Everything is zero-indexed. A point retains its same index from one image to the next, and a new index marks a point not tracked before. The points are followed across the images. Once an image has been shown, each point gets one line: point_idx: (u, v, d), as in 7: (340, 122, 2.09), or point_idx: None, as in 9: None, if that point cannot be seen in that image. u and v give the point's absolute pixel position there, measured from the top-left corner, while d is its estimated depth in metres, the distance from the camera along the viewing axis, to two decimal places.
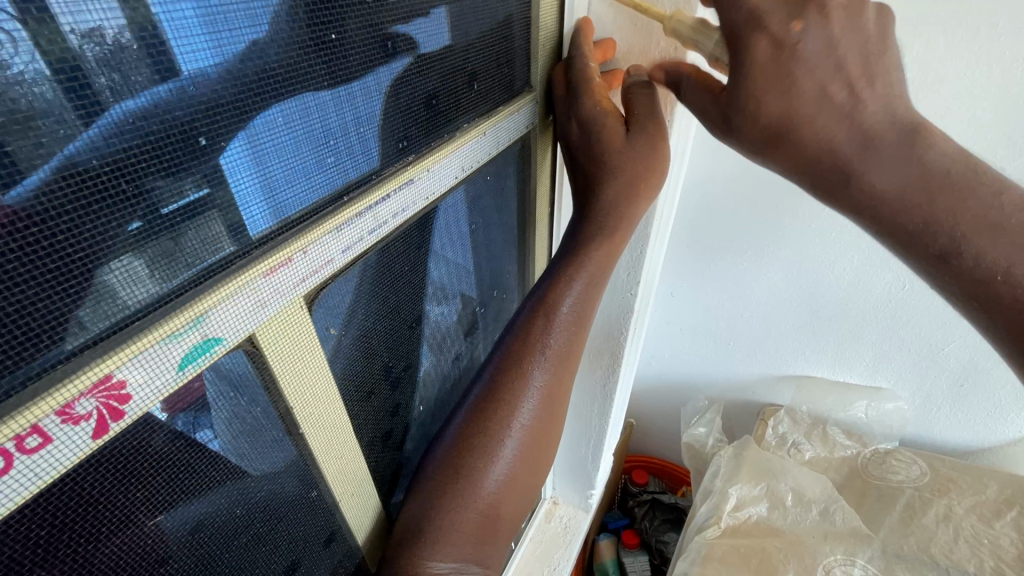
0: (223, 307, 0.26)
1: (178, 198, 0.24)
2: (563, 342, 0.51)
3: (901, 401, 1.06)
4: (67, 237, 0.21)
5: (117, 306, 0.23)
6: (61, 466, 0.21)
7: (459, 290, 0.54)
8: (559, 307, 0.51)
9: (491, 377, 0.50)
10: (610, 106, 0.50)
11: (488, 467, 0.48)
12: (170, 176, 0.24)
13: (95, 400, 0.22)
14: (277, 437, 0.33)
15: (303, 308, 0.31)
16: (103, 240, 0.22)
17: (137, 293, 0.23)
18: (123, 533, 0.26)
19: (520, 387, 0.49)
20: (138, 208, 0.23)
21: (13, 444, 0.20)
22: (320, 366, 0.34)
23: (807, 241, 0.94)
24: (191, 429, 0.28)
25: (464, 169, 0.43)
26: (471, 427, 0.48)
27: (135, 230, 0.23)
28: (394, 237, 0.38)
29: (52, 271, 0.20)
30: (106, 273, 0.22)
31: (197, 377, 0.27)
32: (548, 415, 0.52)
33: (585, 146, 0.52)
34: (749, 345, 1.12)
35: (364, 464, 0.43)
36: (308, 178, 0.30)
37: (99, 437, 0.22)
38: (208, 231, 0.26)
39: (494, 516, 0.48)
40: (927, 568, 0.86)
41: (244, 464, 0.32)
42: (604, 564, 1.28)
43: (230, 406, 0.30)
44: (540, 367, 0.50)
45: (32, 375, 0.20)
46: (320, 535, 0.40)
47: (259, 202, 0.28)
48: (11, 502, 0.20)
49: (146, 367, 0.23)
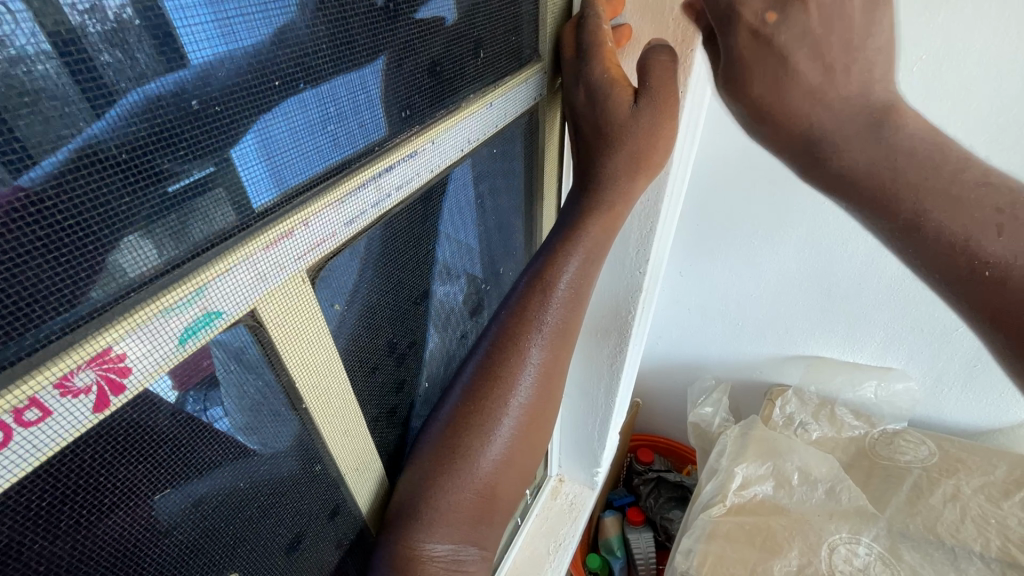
0: (222, 279, 0.25)
1: (183, 177, 0.24)
2: (560, 318, 0.51)
3: (911, 382, 1.05)
4: (74, 217, 0.20)
5: (115, 281, 0.22)
6: (62, 439, 0.21)
7: (465, 268, 0.53)
8: (557, 281, 0.50)
9: (486, 353, 0.49)
10: (619, 75, 0.49)
11: (485, 448, 0.47)
12: (178, 156, 0.23)
13: (93, 373, 0.21)
14: (283, 413, 0.33)
15: (305, 283, 0.31)
16: (102, 215, 0.21)
17: (136, 269, 0.23)
18: (126, 507, 0.26)
19: (517, 365, 0.49)
20: (138, 185, 0.22)
21: (12, 417, 0.19)
22: (323, 340, 0.33)
23: (820, 219, 0.92)
24: (202, 409, 0.28)
25: (470, 142, 0.42)
26: (466, 405, 0.48)
27: (145, 211, 0.22)
28: (398, 209, 0.37)
29: (50, 246, 0.20)
30: (111, 253, 0.22)
31: (205, 355, 0.27)
32: (544, 395, 0.51)
33: (592, 116, 0.50)
34: (757, 325, 1.11)
35: (370, 440, 0.43)
36: (308, 149, 0.29)
37: (99, 411, 0.22)
38: (210, 210, 0.25)
39: (490, 497, 0.48)
40: (934, 547, 0.86)
41: (249, 441, 0.32)
42: (609, 539, 1.31)
43: (241, 384, 0.30)
44: (538, 344, 0.50)
45: (30, 348, 0.20)
46: (324, 509, 0.40)
47: (260, 174, 0.27)
48: (11, 476, 0.20)
49: (145, 340, 0.23)
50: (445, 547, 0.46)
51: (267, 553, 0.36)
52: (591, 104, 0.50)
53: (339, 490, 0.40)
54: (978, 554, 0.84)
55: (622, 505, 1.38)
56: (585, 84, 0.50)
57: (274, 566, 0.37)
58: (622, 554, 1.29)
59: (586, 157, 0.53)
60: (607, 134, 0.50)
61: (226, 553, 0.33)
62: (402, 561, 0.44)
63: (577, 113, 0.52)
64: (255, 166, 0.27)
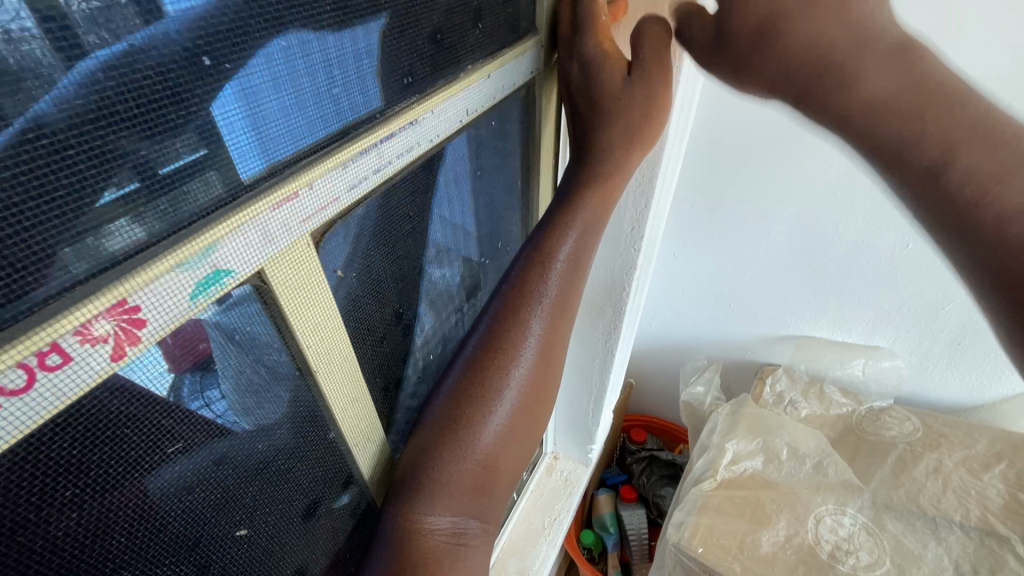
0: (234, 238, 0.26)
1: (172, 159, 0.24)
2: (560, 290, 0.52)
3: (898, 360, 1.07)
4: (51, 190, 0.20)
5: (100, 255, 0.22)
6: (84, 385, 0.22)
7: (459, 250, 0.54)
8: (556, 253, 0.51)
9: (488, 327, 0.50)
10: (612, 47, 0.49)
11: (487, 419, 0.48)
12: (158, 140, 0.23)
13: (112, 322, 0.22)
14: (280, 393, 0.34)
15: (311, 247, 0.31)
16: (96, 185, 0.21)
17: (125, 244, 0.23)
18: (153, 460, 0.27)
19: (519, 337, 0.50)
20: (127, 164, 0.22)
21: (35, 359, 0.20)
22: (329, 304, 0.34)
23: (812, 198, 0.93)
24: (201, 388, 0.29)
25: (469, 113, 0.43)
26: (469, 377, 0.49)
27: (131, 190, 0.23)
28: (400, 177, 0.38)
29: (48, 210, 0.20)
30: (96, 229, 0.22)
31: (201, 337, 0.28)
32: (544, 366, 0.52)
33: (584, 88, 0.51)
34: (749, 305, 1.13)
35: (375, 409, 0.44)
36: (298, 124, 0.29)
37: (117, 360, 0.23)
38: (201, 191, 0.25)
39: (491, 469, 0.49)
40: (916, 517, 0.89)
41: (256, 407, 0.33)
42: (603, 516, 1.33)
43: (236, 362, 0.31)
44: (538, 316, 0.51)
45: (42, 300, 0.20)
46: (337, 477, 0.41)
47: (245, 151, 0.27)
48: (31, 422, 0.21)
49: (160, 294, 0.24)
50: (447, 520, 0.47)
51: (285, 517, 0.37)
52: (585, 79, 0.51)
53: (347, 456, 0.41)
54: (958, 523, 0.87)
55: (616, 484, 1.41)
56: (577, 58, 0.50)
57: (291, 530, 0.38)
58: (616, 531, 1.32)
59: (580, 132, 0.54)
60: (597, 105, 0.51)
61: (246, 515, 0.34)
62: (405, 533, 0.45)
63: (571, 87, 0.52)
64: (240, 144, 0.27)
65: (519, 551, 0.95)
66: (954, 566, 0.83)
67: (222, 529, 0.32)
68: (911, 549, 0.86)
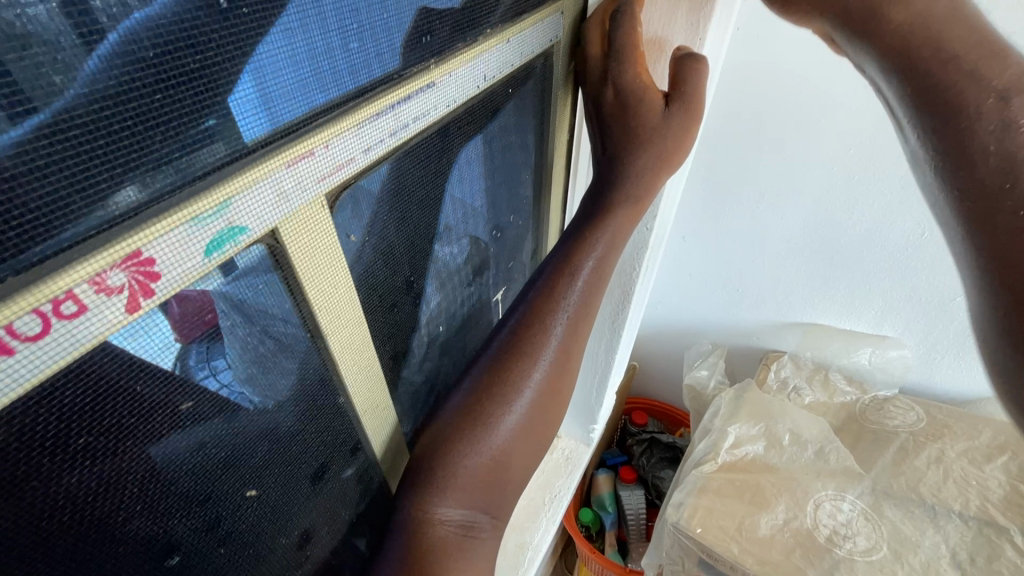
0: (247, 194, 0.26)
1: (182, 125, 0.23)
2: (583, 299, 0.51)
3: (906, 350, 1.06)
4: (65, 152, 0.20)
5: (107, 214, 0.21)
6: (96, 335, 0.22)
7: (467, 232, 0.53)
8: (581, 266, 0.51)
9: (513, 330, 0.50)
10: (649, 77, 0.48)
11: (503, 417, 0.48)
12: (169, 102, 0.22)
13: (126, 273, 0.22)
14: (287, 367, 0.34)
15: (325, 209, 0.31)
16: (102, 140, 0.20)
17: (132, 201, 0.22)
18: (166, 415, 0.27)
19: (542, 341, 0.50)
20: (134, 125, 0.21)
21: (49, 307, 0.20)
22: (340, 269, 0.34)
23: (830, 183, 0.92)
24: (205, 359, 0.29)
25: (486, 80, 0.42)
26: (490, 375, 0.49)
27: (137, 153, 0.22)
28: (415, 143, 0.37)
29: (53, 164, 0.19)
30: (99, 192, 0.21)
31: (206, 299, 0.27)
32: (562, 371, 0.52)
33: (619, 114, 0.49)
34: (758, 290, 1.12)
35: (384, 377, 0.44)
36: (309, 82, 0.28)
37: (132, 312, 0.23)
38: (209, 154, 0.24)
39: (503, 465, 0.50)
40: (915, 505, 0.90)
41: (266, 382, 0.33)
42: (602, 495, 1.35)
43: (235, 327, 0.30)
44: (561, 323, 0.50)
45: (54, 250, 0.20)
46: (347, 443, 0.42)
47: (251, 109, 0.25)
48: (46, 369, 0.21)
49: (174, 247, 0.23)
50: (457, 512, 0.47)
51: (295, 480, 0.38)
52: (618, 102, 0.49)
53: (354, 423, 0.42)
54: (957, 512, 0.88)
55: (615, 463, 1.42)
56: (613, 84, 0.49)
57: (300, 492, 0.39)
58: (614, 510, 1.33)
59: (609, 152, 0.51)
60: (630, 132, 0.49)
61: (257, 475, 0.34)
62: (417, 523, 0.46)
63: (603, 107, 0.50)
64: (248, 103, 0.25)
65: (519, 527, 0.96)
66: (950, 555, 0.84)
67: (233, 487, 0.33)
68: (908, 536, 0.87)
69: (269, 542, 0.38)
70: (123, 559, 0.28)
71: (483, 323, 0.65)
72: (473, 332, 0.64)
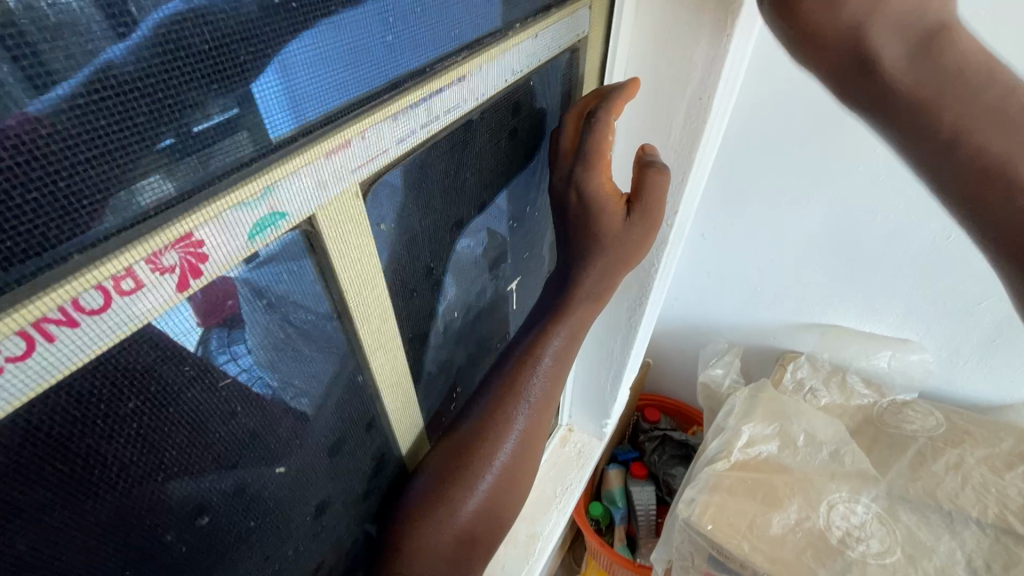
0: (290, 182, 0.27)
1: (208, 118, 0.23)
2: (544, 391, 0.55)
3: (927, 354, 1.05)
4: (96, 147, 0.20)
5: (141, 202, 0.22)
6: (149, 313, 0.23)
7: (487, 223, 0.54)
8: (541, 358, 0.54)
9: (478, 416, 0.53)
10: (612, 188, 0.52)
11: (468, 498, 0.52)
12: (199, 98, 0.23)
13: (178, 254, 0.23)
14: (308, 352, 0.34)
15: (358, 198, 0.32)
16: (133, 137, 0.21)
17: (166, 189, 0.23)
18: (203, 384, 0.28)
19: (506, 427, 0.53)
20: (166, 121, 0.22)
21: (111, 284, 0.21)
22: (369, 258, 0.35)
23: (855, 182, 0.90)
24: (226, 345, 0.29)
25: (514, 73, 0.42)
26: (453, 459, 0.52)
27: (170, 145, 0.22)
28: (444, 134, 0.38)
29: (87, 158, 0.20)
30: (130, 184, 0.21)
31: (229, 287, 0.27)
32: (525, 451, 0.56)
33: (582, 217, 0.52)
34: (777, 290, 1.12)
35: (404, 362, 0.45)
36: (334, 79, 0.28)
37: (183, 290, 0.24)
38: (234, 146, 0.24)
39: (469, 538, 0.53)
40: (931, 511, 0.89)
41: (285, 367, 0.33)
42: (612, 490, 1.36)
43: (257, 316, 0.30)
44: (522, 414, 0.54)
45: (106, 234, 0.21)
46: (361, 420, 0.43)
47: (275, 108, 0.26)
48: (104, 342, 0.22)
49: (222, 231, 0.25)
50: None
51: (314, 452, 0.39)
52: (582, 209, 0.52)
53: (376, 402, 0.43)
54: (974, 519, 0.87)
55: (626, 459, 1.43)
56: (577, 188, 0.51)
57: (319, 465, 0.40)
58: (623, 505, 1.34)
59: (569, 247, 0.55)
60: (591, 235, 0.53)
61: (280, 446, 0.36)
62: None
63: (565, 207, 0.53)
64: (271, 97, 0.25)
65: (529, 518, 0.97)
66: (965, 561, 0.83)
67: (260, 456, 0.34)
68: (923, 540, 0.86)
69: (288, 514, 0.40)
70: (160, 523, 0.29)
71: (501, 313, 0.66)
72: (489, 323, 0.65)
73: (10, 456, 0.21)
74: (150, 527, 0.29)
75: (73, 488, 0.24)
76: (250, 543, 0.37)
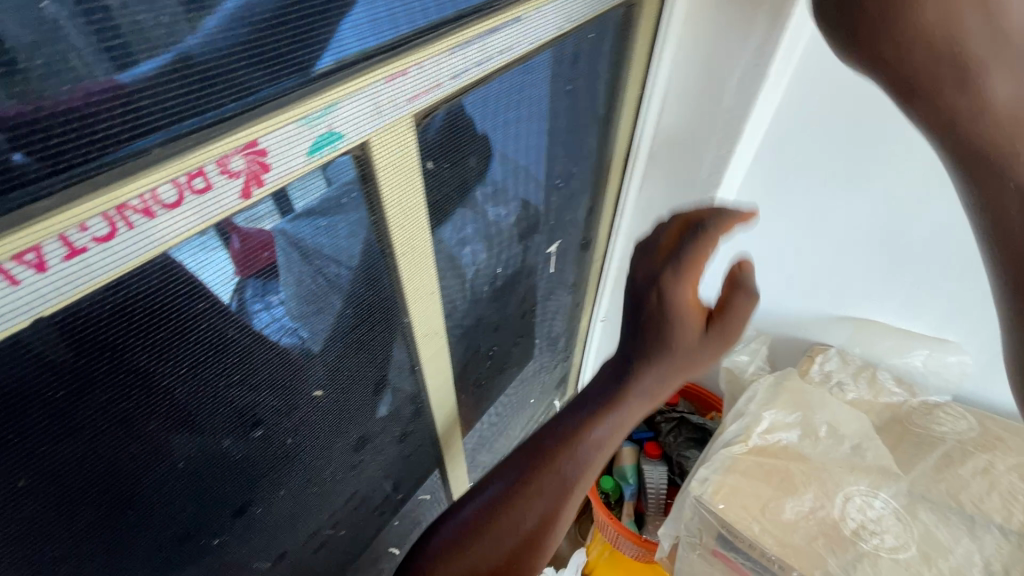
0: (348, 102, 0.29)
1: (274, 86, 0.27)
2: (586, 464, 0.40)
3: (966, 356, 1.01)
4: (172, 102, 0.24)
5: (202, 119, 0.25)
6: (214, 215, 0.27)
7: (519, 196, 0.54)
8: (603, 421, 0.41)
9: (508, 482, 0.41)
10: (697, 305, 0.41)
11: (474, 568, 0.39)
12: (265, 66, 0.26)
13: (244, 159, 0.26)
14: (334, 304, 0.37)
15: (410, 127, 0.34)
16: (208, 90, 0.24)
17: (229, 108, 0.25)
18: (248, 295, 0.32)
19: (538, 499, 0.40)
20: (232, 91, 0.25)
21: (185, 181, 0.25)
22: (415, 191, 0.37)
23: (907, 171, 0.88)
24: (261, 294, 0.33)
25: (567, 20, 0.42)
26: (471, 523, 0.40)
27: (230, 110, 0.25)
28: (496, 75, 0.39)
29: (171, 97, 0.24)
30: (195, 113, 0.24)
31: (263, 246, 0.31)
32: (552, 538, 0.41)
33: (651, 329, 0.41)
34: (813, 281, 1.09)
35: (437, 305, 0.46)
36: (385, 13, 0.29)
37: (245, 197, 0.28)
38: (287, 91, 0.27)
39: None
40: (952, 512, 0.87)
41: (313, 319, 0.36)
42: (623, 467, 1.37)
43: (306, 230, 0.33)
44: (562, 474, 0.40)
45: (177, 137, 0.24)
46: (401, 362, 0.46)
47: (353, 22, 0.28)
48: (179, 234, 0.26)
49: (283, 140, 0.27)
50: None
51: (358, 379, 0.42)
52: (659, 318, 0.40)
53: (409, 334, 0.45)
54: (997, 524, 0.85)
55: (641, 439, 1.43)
56: (659, 291, 0.40)
57: (362, 398, 0.44)
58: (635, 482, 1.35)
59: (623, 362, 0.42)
60: (655, 351, 0.40)
61: (323, 370, 0.39)
62: None
63: (638, 310, 0.41)
64: (359, 22, 0.28)
65: None
66: (983, 564, 0.82)
67: (304, 377, 0.37)
68: (941, 540, 0.84)
69: (330, 442, 0.43)
70: (210, 429, 0.33)
71: (535, 275, 0.67)
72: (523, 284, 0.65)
73: (73, 344, 0.24)
74: (201, 432, 0.32)
75: (128, 388, 0.28)
76: (297, 461, 0.41)
